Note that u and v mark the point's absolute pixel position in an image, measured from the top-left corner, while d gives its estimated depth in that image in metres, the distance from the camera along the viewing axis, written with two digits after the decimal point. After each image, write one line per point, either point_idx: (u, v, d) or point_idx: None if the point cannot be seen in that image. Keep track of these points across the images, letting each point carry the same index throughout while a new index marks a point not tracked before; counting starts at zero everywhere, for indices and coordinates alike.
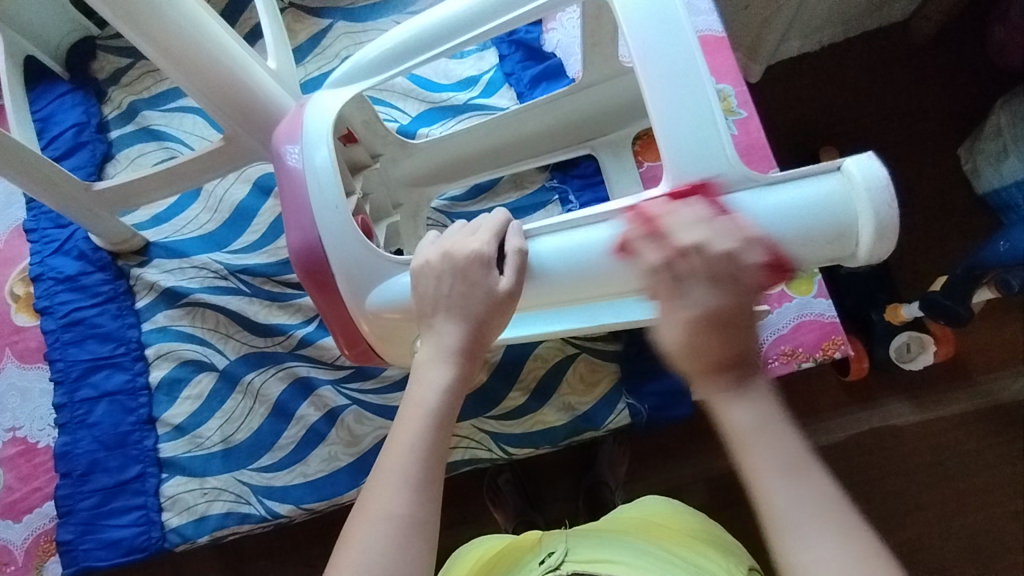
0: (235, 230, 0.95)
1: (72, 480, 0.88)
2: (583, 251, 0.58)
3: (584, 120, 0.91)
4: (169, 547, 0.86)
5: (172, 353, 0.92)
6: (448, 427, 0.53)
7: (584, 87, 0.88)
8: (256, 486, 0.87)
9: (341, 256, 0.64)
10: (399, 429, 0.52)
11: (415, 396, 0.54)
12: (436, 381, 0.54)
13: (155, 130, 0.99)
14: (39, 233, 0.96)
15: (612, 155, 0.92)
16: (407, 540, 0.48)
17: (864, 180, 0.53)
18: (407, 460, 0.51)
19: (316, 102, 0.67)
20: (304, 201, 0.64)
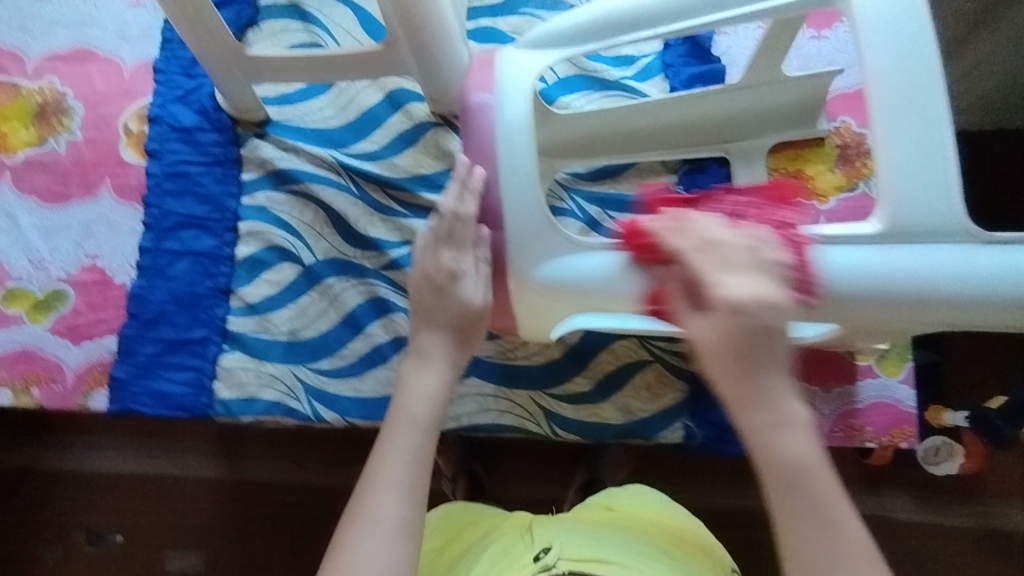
0: (356, 134, 0.95)
1: (139, 323, 0.89)
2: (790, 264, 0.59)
3: (729, 121, 0.89)
4: (212, 415, 0.88)
5: (263, 234, 0.92)
6: (434, 428, 0.62)
7: (739, 88, 0.86)
8: (309, 386, 0.89)
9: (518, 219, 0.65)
10: (388, 442, 0.60)
11: (404, 405, 0.62)
12: (423, 388, 0.63)
13: (304, 10, 0.97)
14: (167, 76, 0.96)
15: (745, 164, 0.91)
16: (395, 540, 0.55)
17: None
18: (398, 466, 0.58)
19: (515, 59, 0.65)
20: (492, 152, 0.64)
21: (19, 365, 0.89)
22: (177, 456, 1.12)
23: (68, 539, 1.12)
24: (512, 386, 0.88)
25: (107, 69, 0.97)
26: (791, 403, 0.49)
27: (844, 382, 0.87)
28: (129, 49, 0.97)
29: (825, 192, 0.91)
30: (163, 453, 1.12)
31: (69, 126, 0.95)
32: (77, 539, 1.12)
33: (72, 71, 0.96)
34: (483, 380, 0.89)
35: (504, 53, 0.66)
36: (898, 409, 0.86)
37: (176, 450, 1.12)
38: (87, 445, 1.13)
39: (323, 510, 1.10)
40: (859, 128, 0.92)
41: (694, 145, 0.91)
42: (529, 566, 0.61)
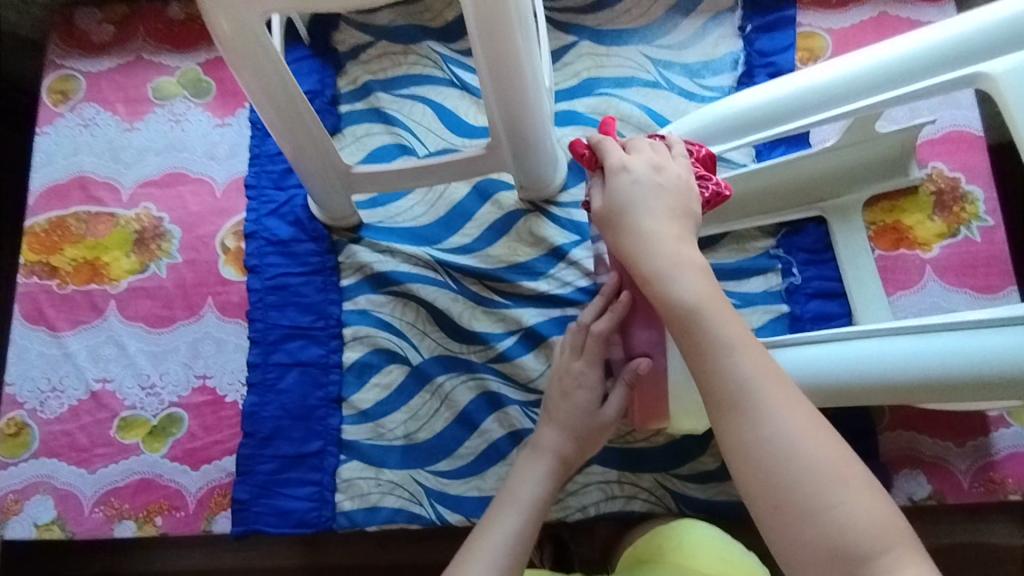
0: (448, 229, 0.96)
1: (255, 440, 0.89)
2: (837, 362, 0.67)
3: (827, 180, 0.89)
4: (336, 528, 0.87)
5: (368, 339, 0.92)
6: (539, 520, 0.65)
7: (834, 150, 0.86)
8: (430, 489, 0.88)
9: None
10: (493, 519, 0.64)
11: (514, 489, 0.67)
12: (533, 475, 0.68)
13: (385, 113, 0.99)
14: (258, 190, 0.98)
15: (842, 222, 0.90)
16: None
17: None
18: (497, 543, 0.61)
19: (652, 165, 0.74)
20: None
21: (139, 494, 0.89)
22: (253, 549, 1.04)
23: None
24: (636, 471, 0.87)
25: (199, 189, 0.99)
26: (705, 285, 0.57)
27: (977, 437, 0.84)
28: (219, 168, 1.00)
29: (927, 240, 0.91)
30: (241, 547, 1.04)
31: (168, 250, 0.97)
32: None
33: (165, 195, 0.99)
34: (606, 466, 0.87)
35: None
36: None
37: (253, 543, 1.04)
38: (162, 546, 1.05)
39: None
40: (952, 172, 0.92)
41: (788, 208, 0.91)
42: None
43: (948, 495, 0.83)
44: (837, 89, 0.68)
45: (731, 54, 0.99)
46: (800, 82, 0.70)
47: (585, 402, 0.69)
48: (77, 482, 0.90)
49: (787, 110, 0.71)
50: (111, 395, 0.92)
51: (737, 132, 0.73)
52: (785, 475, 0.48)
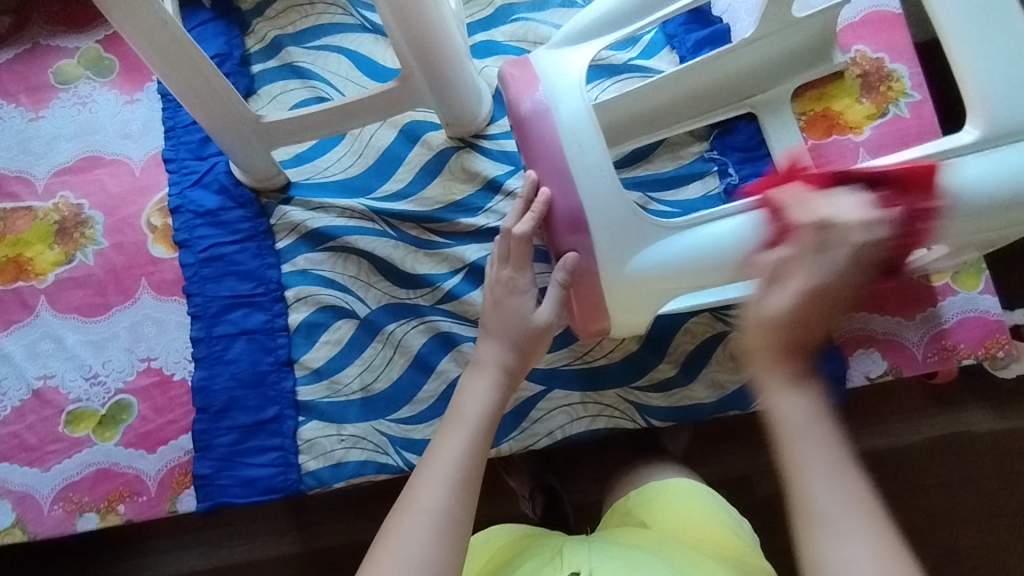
0: (379, 176, 0.93)
1: (210, 415, 0.87)
2: (720, 241, 0.62)
3: (749, 75, 0.87)
4: (304, 490, 0.86)
5: (312, 297, 0.90)
6: (489, 435, 0.61)
7: (756, 40, 0.84)
8: (395, 437, 0.86)
9: (599, 222, 0.63)
10: (444, 440, 0.60)
11: (461, 408, 0.62)
12: (479, 390, 0.64)
13: (299, 67, 0.96)
14: (178, 163, 0.94)
15: (772, 115, 0.89)
16: (443, 533, 0.52)
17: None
18: (450, 464, 0.57)
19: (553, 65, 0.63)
20: (556, 155, 0.62)
21: (98, 486, 0.87)
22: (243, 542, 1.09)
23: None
24: (597, 389, 0.86)
25: (117, 170, 0.95)
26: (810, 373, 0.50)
27: (925, 308, 0.85)
28: (135, 146, 0.96)
29: (858, 123, 0.90)
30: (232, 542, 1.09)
31: (93, 236, 0.93)
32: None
33: (83, 181, 0.95)
34: (567, 389, 0.86)
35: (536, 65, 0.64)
36: (986, 319, 0.84)
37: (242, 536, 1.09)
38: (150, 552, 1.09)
39: None
40: (876, 54, 0.92)
41: (716, 108, 0.89)
42: None
43: (904, 368, 0.84)
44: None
45: None
46: None
47: (523, 309, 0.67)
48: (32, 481, 0.87)
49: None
50: (54, 391, 0.89)
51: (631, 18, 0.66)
52: (830, 547, 0.44)
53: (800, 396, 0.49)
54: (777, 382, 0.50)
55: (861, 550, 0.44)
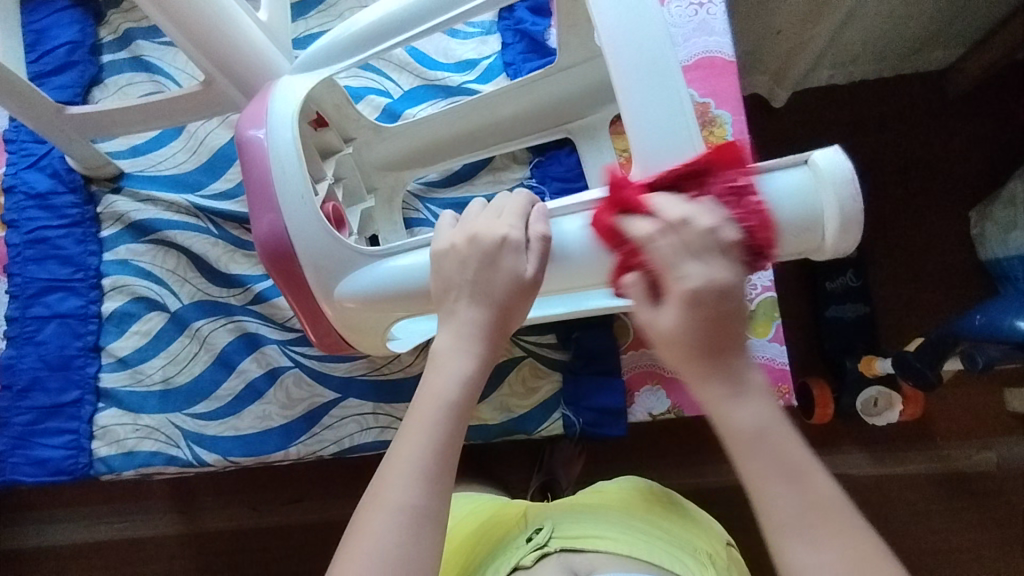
0: (210, 174, 0.96)
1: (12, 393, 0.89)
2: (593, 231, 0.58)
3: (562, 104, 0.88)
4: (95, 474, 0.88)
5: (127, 288, 0.92)
6: (464, 417, 0.55)
7: (562, 69, 0.85)
8: (188, 431, 0.88)
9: (310, 250, 0.68)
10: (407, 433, 0.54)
11: (432, 386, 0.56)
12: (455, 371, 0.55)
13: (146, 61, 0.98)
14: (18, 145, 0.96)
15: (589, 141, 0.89)
16: (418, 530, 0.51)
17: (830, 173, 0.53)
18: (421, 453, 0.53)
19: (283, 90, 0.70)
20: (268, 178, 0.68)
21: None
22: (131, 517, 1.23)
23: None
24: (390, 401, 0.89)
25: None
26: (749, 372, 0.48)
27: None
28: None
29: None
30: (116, 518, 1.24)
31: None
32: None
33: None
34: (361, 399, 0.89)
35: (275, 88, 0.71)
36: (771, 367, 0.86)
37: (130, 511, 1.24)
38: (38, 520, 1.24)
39: (287, 543, 1.22)
40: (702, 99, 0.92)
41: (534, 132, 0.90)
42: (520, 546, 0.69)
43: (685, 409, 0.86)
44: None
45: None
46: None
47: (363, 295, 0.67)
48: None
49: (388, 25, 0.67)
50: None
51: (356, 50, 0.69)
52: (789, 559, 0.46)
53: (747, 405, 0.48)
54: (716, 399, 0.48)
55: (827, 560, 0.45)
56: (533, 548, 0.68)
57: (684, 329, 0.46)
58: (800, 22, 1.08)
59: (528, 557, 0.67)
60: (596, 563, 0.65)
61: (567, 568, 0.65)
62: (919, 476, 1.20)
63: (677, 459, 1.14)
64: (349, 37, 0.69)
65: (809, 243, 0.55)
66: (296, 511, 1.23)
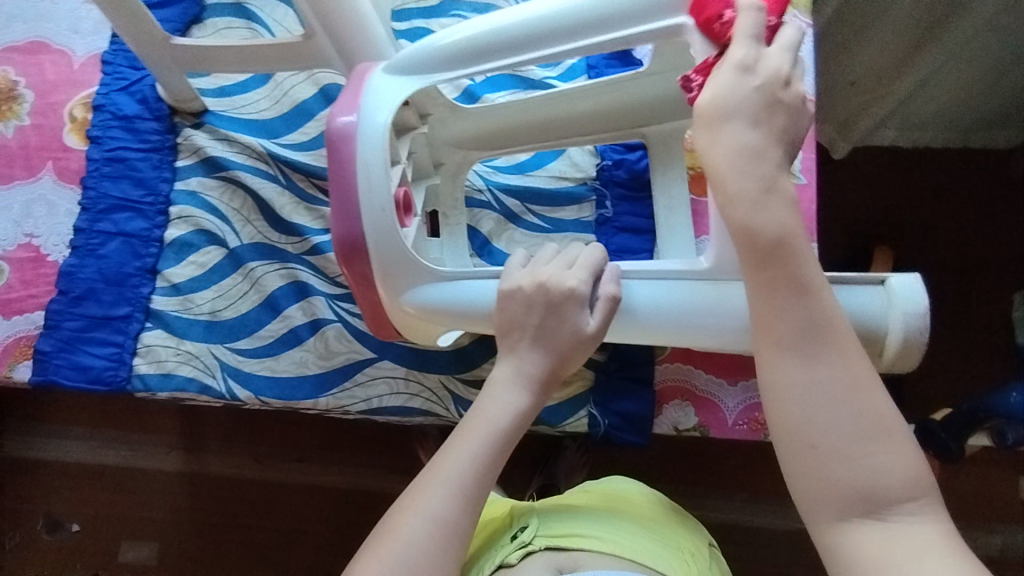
0: (288, 125, 0.99)
1: (67, 299, 0.93)
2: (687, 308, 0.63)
3: (641, 105, 0.88)
4: (130, 390, 0.91)
5: (192, 219, 0.95)
6: (507, 447, 0.63)
7: (648, 75, 0.86)
8: (225, 364, 0.91)
9: (380, 246, 0.70)
10: (452, 448, 0.61)
11: (485, 411, 0.63)
12: (505, 403, 0.64)
13: (247, 9, 1.02)
14: (113, 67, 1.00)
15: (663, 146, 0.89)
16: (446, 535, 0.58)
17: (904, 300, 0.63)
18: (463, 469, 0.60)
19: (376, 84, 0.71)
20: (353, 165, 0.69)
21: None
22: (142, 447, 1.26)
23: (35, 515, 1.25)
24: (423, 370, 0.90)
25: (58, 60, 1.02)
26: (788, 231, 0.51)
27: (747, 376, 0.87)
28: (81, 42, 1.02)
29: None
30: (128, 444, 1.26)
31: (19, 112, 1.00)
32: (37, 526, 1.25)
33: (26, 62, 1.02)
34: (395, 363, 0.90)
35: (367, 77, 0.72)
36: None
37: (142, 441, 1.26)
38: (52, 432, 1.27)
39: (284, 496, 1.24)
40: None
41: (609, 130, 0.90)
42: (506, 545, 0.70)
43: (711, 428, 0.87)
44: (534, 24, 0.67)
45: None
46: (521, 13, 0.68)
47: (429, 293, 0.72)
48: None
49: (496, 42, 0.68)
50: None
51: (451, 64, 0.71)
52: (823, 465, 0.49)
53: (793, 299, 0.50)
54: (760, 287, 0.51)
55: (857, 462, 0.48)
56: (518, 546, 0.69)
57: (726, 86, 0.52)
58: (876, 78, 1.08)
59: (513, 556, 0.68)
60: (580, 561, 0.66)
61: (553, 566, 0.66)
62: None
63: (678, 482, 1.14)
64: (440, 51, 0.71)
65: (873, 349, 0.64)
66: (299, 468, 1.24)
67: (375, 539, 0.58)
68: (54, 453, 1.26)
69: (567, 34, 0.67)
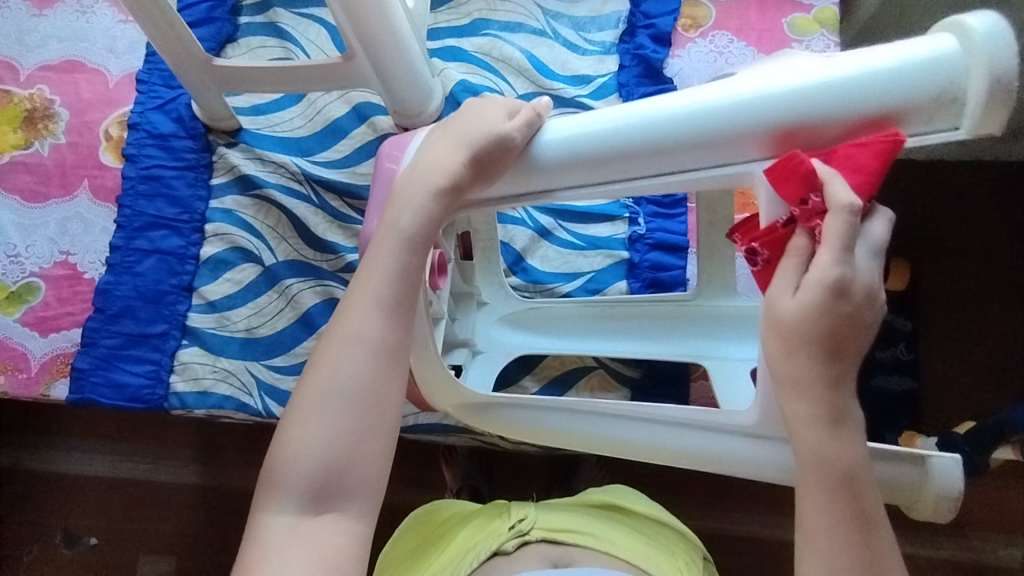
0: (322, 143, 1.00)
1: (104, 316, 0.93)
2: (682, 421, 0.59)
3: None
4: (167, 408, 0.91)
5: (227, 236, 0.96)
6: (420, 254, 0.55)
7: None
8: (262, 382, 0.91)
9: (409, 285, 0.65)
10: (371, 261, 0.55)
11: (387, 222, 0.56)
12: (412, 203, 0.55)
13: (281, 28, 1.03)
14: (148, 86, 1.02)
15: None
16: (374, 358, 0.53)
17: (942, 478, 0.54)
18: (374, 289, 0.54)
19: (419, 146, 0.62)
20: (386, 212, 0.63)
21: None
22: (156, 461, 1.24)
23: (51, 529, 1.23)
24: None
25: (93, 78, 1.03)
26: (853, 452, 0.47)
27: None
28: (116, 61, 1.04)
29: None
30: (142, 458, 1.24)
31: (54, 130, 1.01)
32: (55, 540, 1.23)
33: (61, 80, 1.03)
34: None
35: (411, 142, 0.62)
36: None
37: (156, 455, 1.24)
38: (69, 446, 1.25)
39: None
40: None
41: None
42: (503, 533, 0.69)
43: None
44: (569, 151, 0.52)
45: (616, 13, 1.02)
46: (611, 119, 0.50)
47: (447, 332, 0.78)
48: None
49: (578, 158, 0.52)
50: None
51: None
52: None
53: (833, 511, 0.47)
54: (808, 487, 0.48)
55: None
56: (514, 534, 0.69)
57: (809, 316, 0.44)
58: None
59: (509, 544, 0.68)
60: (574, 557, 0.67)
61: (549, 559, 0.67)
62: (945, 562, 1.14)
63: (702, 498, 1.10)
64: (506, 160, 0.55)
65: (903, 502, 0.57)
66: None
67: (307, 374, 0.54)
68: (70, 467, 1.25)
69: (623, 167, 0.51)
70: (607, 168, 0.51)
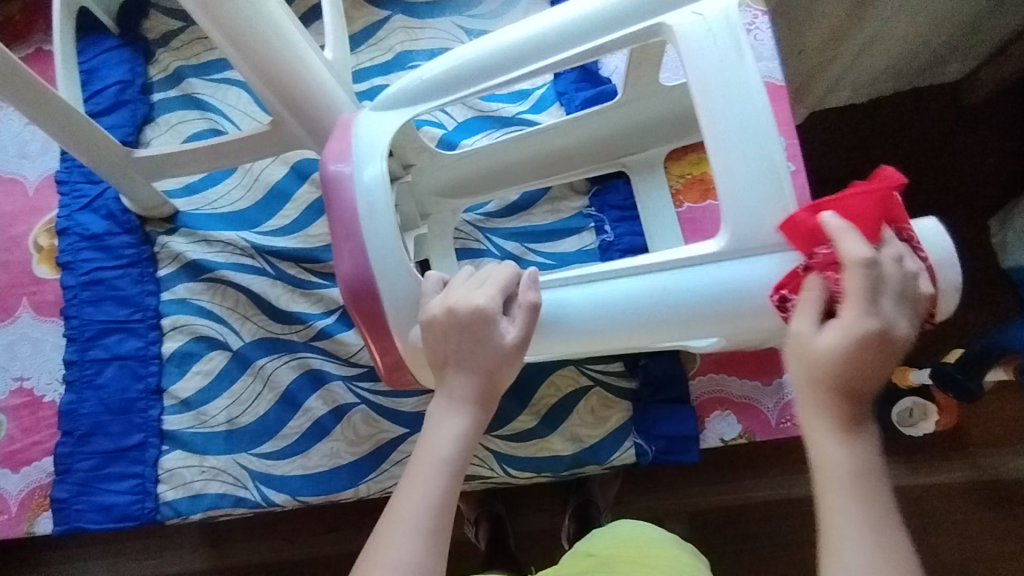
0: (267, 211, 0.95)
1: (74, 439, 0.88)
2: (609, 301, 0.60)
3: (617, 139, 0.88)
4: (161, 519, 0.86)
5: (187, 327, 0.91)
6: (459, 478, 0.51)
7: (615, 105, 0.86)
8: (254, 472, 0.87)
9: (390, 287, 0.62)
10: (409, 481, 0.50)
11: (427, 444, 0.52)
12: (451, 429, 0.52)
13: (198, 98, 0.98)
14: (70, 186, 0.96)
15: (644, 176, 0.90)
16: None
17: None
18: (416, 518, 0.48)
19: (368, 126, 0.66)
20: (352, 223, 0.62)
21: None
22: (158, 554, 1.18)
23: None
24: None
25: (11, 189, 0.97)
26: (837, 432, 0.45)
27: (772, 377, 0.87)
28: (31, 166, 0.98)
29: None
30: (144, 556, 1.19)
31: None
32: None
33: None
34: None
35: (359, 120, 0.67)
36: None
37: (157, 548, 1.19)
38: (64, 559, 1.19)
39: None
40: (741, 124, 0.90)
41: (592, 165, 0.91)
42: None
43: (757, 433, 0.86)
44: (576, 327, 0.61)
45: None
46: (618, 288, 0.59)
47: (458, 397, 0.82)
48: None
49: (593, 330, 0.61)
50: None
51: (434, 92, 0.66)
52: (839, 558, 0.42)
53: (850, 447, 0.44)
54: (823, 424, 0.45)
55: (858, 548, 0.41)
56: None
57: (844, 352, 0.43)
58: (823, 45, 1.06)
59: None
60: None
61: None
62: (958, 485, 1.13)
63: (716, 474, 1.09)
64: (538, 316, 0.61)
65: None
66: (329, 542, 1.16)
67: None
68: None
69: (619, 332, 0.60)
70: (625, 337, 0.61)
